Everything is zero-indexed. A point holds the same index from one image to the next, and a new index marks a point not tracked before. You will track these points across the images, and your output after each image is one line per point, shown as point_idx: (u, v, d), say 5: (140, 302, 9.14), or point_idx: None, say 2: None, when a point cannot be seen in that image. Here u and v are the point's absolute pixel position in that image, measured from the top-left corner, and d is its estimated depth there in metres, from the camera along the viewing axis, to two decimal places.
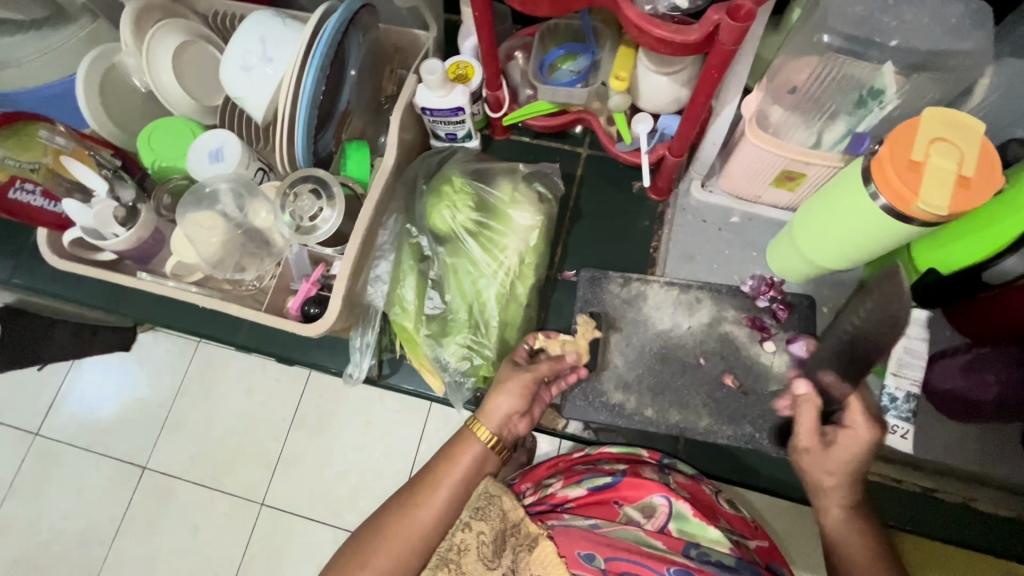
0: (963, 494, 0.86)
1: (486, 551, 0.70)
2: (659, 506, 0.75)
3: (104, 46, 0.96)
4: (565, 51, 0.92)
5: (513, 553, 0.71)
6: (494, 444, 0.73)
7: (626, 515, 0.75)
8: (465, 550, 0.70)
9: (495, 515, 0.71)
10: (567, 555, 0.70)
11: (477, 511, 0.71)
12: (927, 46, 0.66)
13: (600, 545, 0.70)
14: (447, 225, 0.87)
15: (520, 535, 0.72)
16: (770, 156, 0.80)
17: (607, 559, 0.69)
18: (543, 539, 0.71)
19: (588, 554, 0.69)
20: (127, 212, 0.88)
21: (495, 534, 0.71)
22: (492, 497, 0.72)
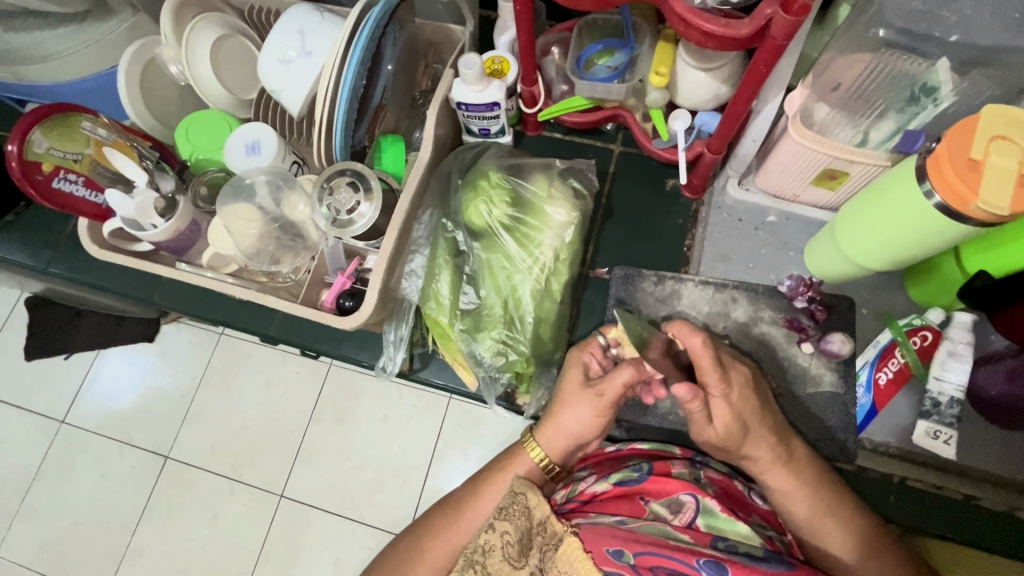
0: (1009, 502, 0.83)
1: (511, 552, 0.67)
2: (687, 502, 0.73)
3: (144, 39, 0.97)
4: (604, 46, 0.91)
5: (540, 552, 0.68)
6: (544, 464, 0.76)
7: (652, 511, 0.73)
8: (489, 551, 0.67)
9: (519, 514, 0.69)
10: (593, 551, 0.65)
11: (502, 510, 0.69)
12: (988, 41, 0.63)
13: (628, 540, 0.65)
14: (483, 220, 0.86)
15: (546, 534, 0.68)
16: (813, 154, 0.79)
17: (637, 554, 0.64)
18: (567, 537, 0.66)
19: (616, 550, 0.64)
20: (166, 203, 0.89)
21: (520, 533, 0.68)
22: (517, 495, 0.70)
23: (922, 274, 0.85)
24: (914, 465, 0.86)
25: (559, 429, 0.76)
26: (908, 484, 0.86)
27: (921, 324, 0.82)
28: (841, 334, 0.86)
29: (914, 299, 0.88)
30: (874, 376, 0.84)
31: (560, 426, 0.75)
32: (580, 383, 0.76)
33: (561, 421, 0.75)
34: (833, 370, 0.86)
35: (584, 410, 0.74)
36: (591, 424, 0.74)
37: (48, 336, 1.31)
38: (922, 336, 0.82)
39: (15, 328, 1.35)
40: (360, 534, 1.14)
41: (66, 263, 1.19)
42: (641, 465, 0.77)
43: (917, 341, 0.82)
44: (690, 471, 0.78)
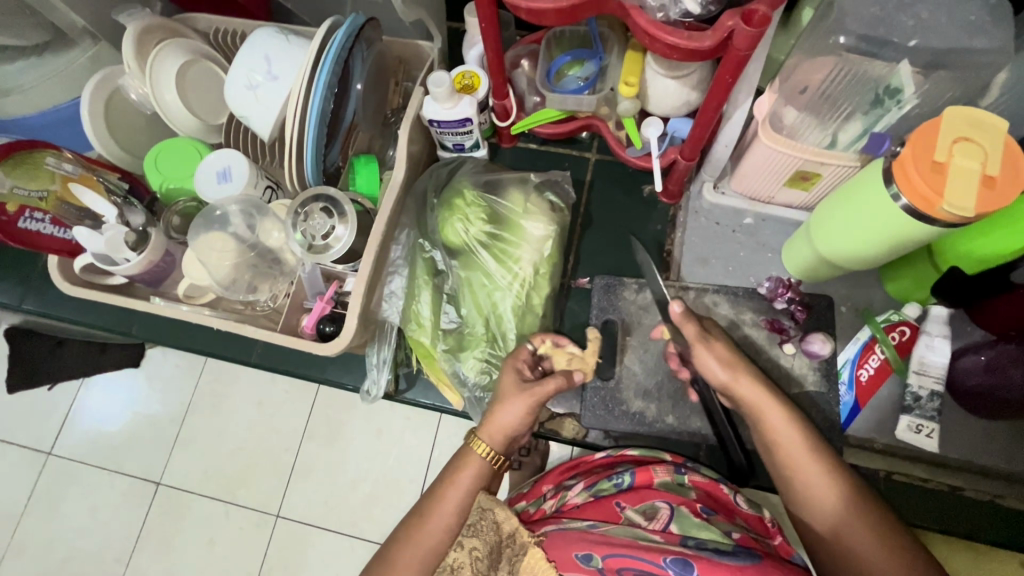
0: (991, 491, 0.84)
1: (482, 566, 0.68)
2: (661, 508, 0.72)
3: (106, 69, 0.94)
4: (573, 57, 0.92)
5: (509, 562, 0.67)
6: (491, 458, 0.72)
7: (628, 517, 0.71)
8: (458, 569, 0.68)
9: (488, 529, 0.69)
10: (558, 559, 0.65)
11: (470, 526, 0.69)
12: (945, 44, 0.65)
13: (597, 543, 0.65)
14: (460, 238, 0.86)
15: (515, 545, 0.67)
16: (784, 157, 0.79)
17: (605, 556, 0.64)
18: (531, 547, 0.65)
19: (585, 555, 0.64)
20: (137, 236, 0.88)
21: (489, 547, 0.68)
22: (484, 511, 0.69)
23: (899, 270, 0.86)
24: (897, 458, 0.87)
25: (497, 424, 0.72)
26: (893, 478, 0.87)
27: (899, 320, 0.83)
28: (822, 335, 0.86)
29: (891, 295, 0.89)
30: (855, 374, 0.85)
31: (498, 426, 0.73)
32: (514, 382, 0.75)
33: (498, 414, 0.72)
34: (815, 370, 0.87)
35: (516, 406, 0.72)
36: (525, 418, 0.73)
37: (30, 370, 1.29)
38: (900, 332, 0.83)
39: None
40: (358, 550, 1.14)
41: (41, 298, 1.17)
42: (622, 476, 0.77)
43: (896, 337, 0.83)
44: (673, 477, 0.77)
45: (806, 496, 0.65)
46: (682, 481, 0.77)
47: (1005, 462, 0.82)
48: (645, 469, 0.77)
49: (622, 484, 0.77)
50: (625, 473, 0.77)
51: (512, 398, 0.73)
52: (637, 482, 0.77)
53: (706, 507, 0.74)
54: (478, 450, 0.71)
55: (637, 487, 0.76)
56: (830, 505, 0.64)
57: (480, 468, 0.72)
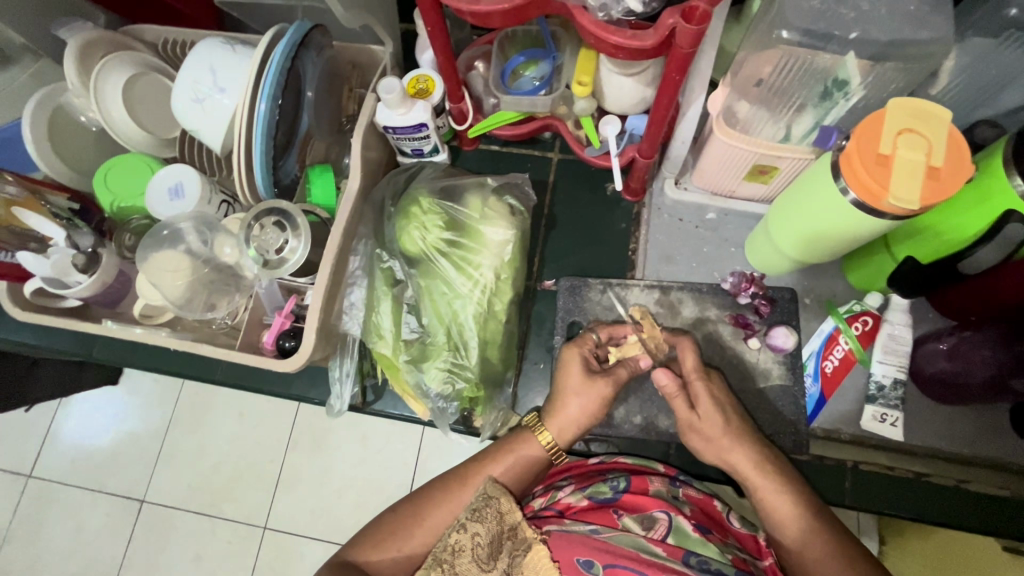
0: (956, 477, 0.84)
1: (481, 554, 0.65)
2: (659, 519, 0.71)
3: (48, 86, 0.92)
4: (527, 57, 0.90)
5: (508, 557, 0.66)
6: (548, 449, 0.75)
7: (625, 524, 0.70)
8: (459, 551, 0.66)
9: (491, 517, 0.68)
10: (561, 559, 0.64)
11: (474, 511, 0.68)
12: (888, 36, 0.64)
13: (598, 550, 0.65)
14: (417, 246, 0.85)
15: (517, 539, 0.67)
16: (740, 152, 0.79)
17: (606, 566, 0.63)
18: (536, 543, 0.66)
19: (586, 560, 0.64)
20: (87, 259, 0.85)
21: (491, 535, 0.67)
22: (490, 498, 0.69)
23: (859, 260, 0.86)
24: (866, 448, 0.86)
25: (567, 416, 0.76)
26: (861, 468, 0.86)
27: (861, 310, 0.83)
28: (786, 328, 0.87)
29: (852, 285, 0.89)
30: (820, 366, 0.85)
31: (567, 417, 0.76)
32: (582, 372, 0.77)
33: (566, 406, 0.76)
34: (780, 363, 0.88)
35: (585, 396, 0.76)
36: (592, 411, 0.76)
37: None
38: (863, 322, 0.83)
39: None
40: None
41: None
42: (618, 480, 0.77)
43: (858, 326, 0.83)
44: (668, 488, 0.77)
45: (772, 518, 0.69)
46: (676, 493, 0.77)
47: (966, 446, 0.84)
48: (641, 477, 0.77)
49: (618, 487, 0.76)
50: (621, 478, 0.77)
51: (579, 394, 0.76)
52: (633, 488, 0.76)
53: (701, 524, 0.71)
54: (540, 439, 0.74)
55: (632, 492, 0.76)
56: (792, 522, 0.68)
57: (535, 453, 0.75)
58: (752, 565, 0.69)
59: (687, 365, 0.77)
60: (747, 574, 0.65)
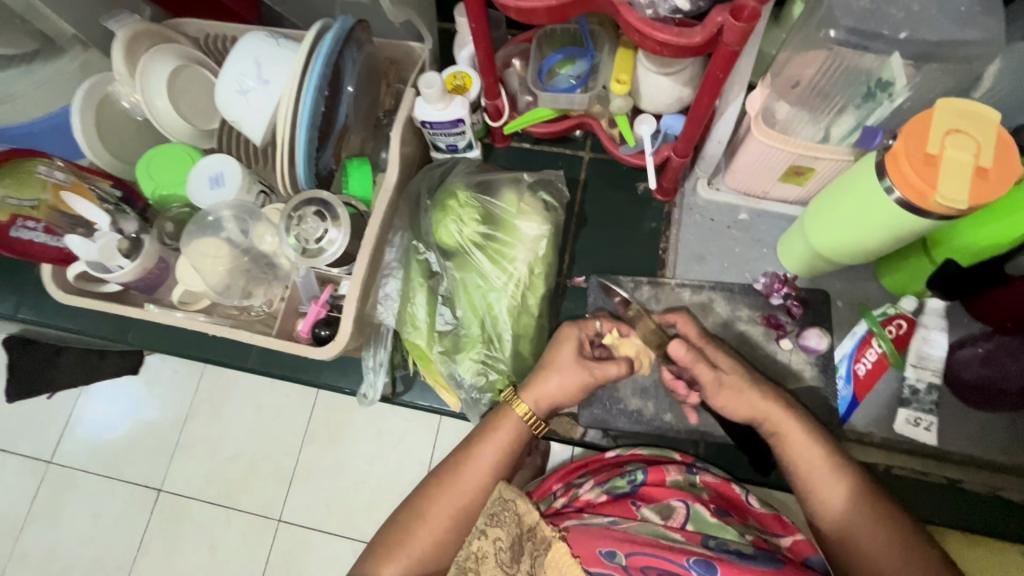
0: (991, 484, 0.84)
1: (504, 559, 0.67)
2: (677, 507, 0.73)
3: (96, 76, 0.94)
4: (564, 56, 0.91)
5: (530, 558, 0.67)
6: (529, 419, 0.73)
7: (644, 515, 0.72)
8: (482, 558, 0.67)
9: (511, 520, 0.68)
10: (582, 554, 0.65)
11: (492, 517, 0.68)
12: (936, 37, 0.64)
13: (621, 541, 0.65)
14: (454, 239, 0.86)
15: (536, 540, 0.68)
16: (776, 153, 0.80)
17: (628, 554, 0.64)
18: (556, 541, 0.66)
19: (608, 552, 0.64)
20: (130, 244, 0.87)
21: (512, 539, 0.67)
22: (507, 502, 0.68)
23: (894, 263, 0.86)
24: (900, 454, 0.85)
25: (543, 389, 0.73)
26: (893, 472, 0.85)
27: (896, 313, 0.83)
28: (818, 330, 0.87)
29: (887, 288, 0.89)
30: (852, 368, 0.85)
31: (545, 393, 0.73)
32: (574, 355, 0.74)
33: (544, 383, 0.73)
34: (812, 364, 0.88)
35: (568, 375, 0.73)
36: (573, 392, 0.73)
37: (26, 378, 1.29)
38: (897, 325, 0.83)
39: None
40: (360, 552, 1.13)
41: (36, 308, 1.17)
42: (636, 473, 0.77)
43: (893, 330, 0.83)
44: (685, 477, 0.77)
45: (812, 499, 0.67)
46: (693, 481, 0.77)
47: (1000, 453, 0.83)
48: (658, 468, 0.77)
49: (635, 481, 0.76)
50: (638, 470, 0.77)
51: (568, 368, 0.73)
52: (649, 480, 0.76)
53: (719, 507, 0.74)
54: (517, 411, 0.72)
55: (649, 485, 0.76)
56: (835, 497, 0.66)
57: (516, 431, 0.72)
58: (773, 543, 0.70)
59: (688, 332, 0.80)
60: (766, 551, 0.66)
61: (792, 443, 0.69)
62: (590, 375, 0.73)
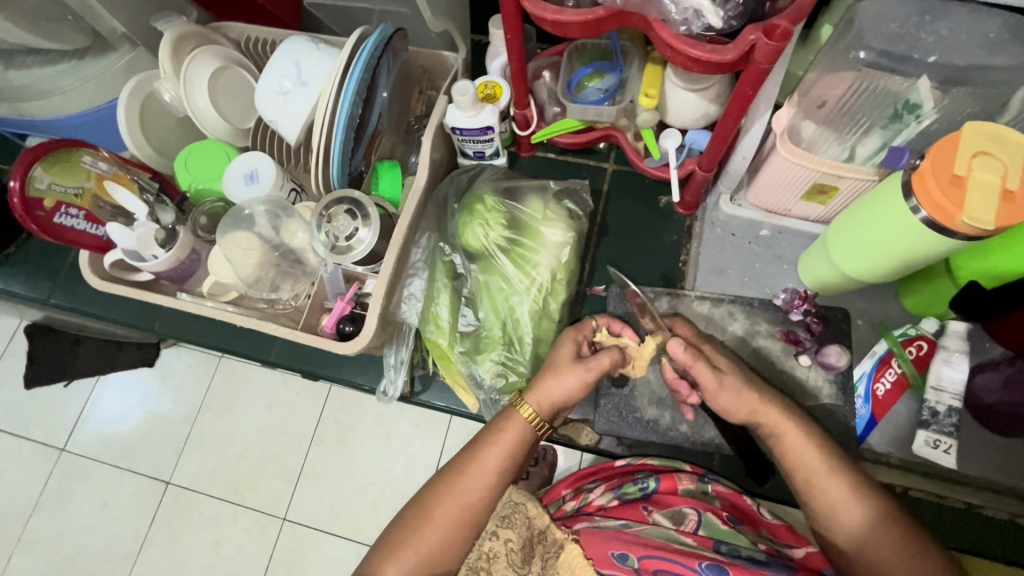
0: (1010, 511, 0.84)
1: (515, 559, 0.65)
2: (689, 514, 0.73)
3: (142, 73, 0.98)
4: (593, 69, 0.94)
5: (541, 560, 0.67)
6: (534, 423, 0.73)
7: (655, 520, 0.72)
8: (493, 558, 0.65)
9: (522, 523, 0.67)
10: (595, 556, 0.65)
11: (503, 518, 0.67)
12: (962, 61, 0.66)
13: (631, 543, 0.66)
14: (480, 242, 0.87)
15: (548, 542, 0.68)
16: (801, 170, 0.80)
17: (641, 557, 0.64)
18: (567, 544, 0.66)
19: (620, 554, 0.65)
20: (167, 234, 0.90)
21: (523, 541, 0.66)
22: (516, 504, 0.68)
23: (915, 284, 0.86)
24: (917, 476, 0.86)
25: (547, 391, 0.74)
26: (911, 494, 0.86)
27: (916, 334, 0.83)
28: (839, 347, 0.88)
29: (908, 310, 0.90)
30: (871, 388, 0.85)
31: (548, 396, 0.74)
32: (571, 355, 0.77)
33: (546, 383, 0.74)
34: (830, 382, 0.88)
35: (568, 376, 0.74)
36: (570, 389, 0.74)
37: (50, 363, 1.32)
38: (917, 346, 0.83)
39: (17, 357, 1.35)
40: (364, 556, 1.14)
41: (67, 294, 1.20)
42: (647, 480, 0.78)
43: (912, 351, 0.83)
44: (697, 485, 0.78)
45: (825, 512, 0.65)
46: (705, 489, 0.78)
47: (1021, 480, 0.82)
48: (669, 476, 0.78)
49: (647, 488, 0.78)
50: (650, 478, 0.78)
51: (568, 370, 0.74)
52: (662, 488, 0.78)
53: (732, 516, 0.75)
54: (523, 414, 0.72)
55: (662, 493, 0.78)
56: (849, 511, 0.64)
57: (523, 432, 0.72)
58: (785, 553, 0.71)
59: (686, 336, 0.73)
60: (778, 558, 0.67)
61: (804, 454, 0.68)
62: (588, 372, 0.74)
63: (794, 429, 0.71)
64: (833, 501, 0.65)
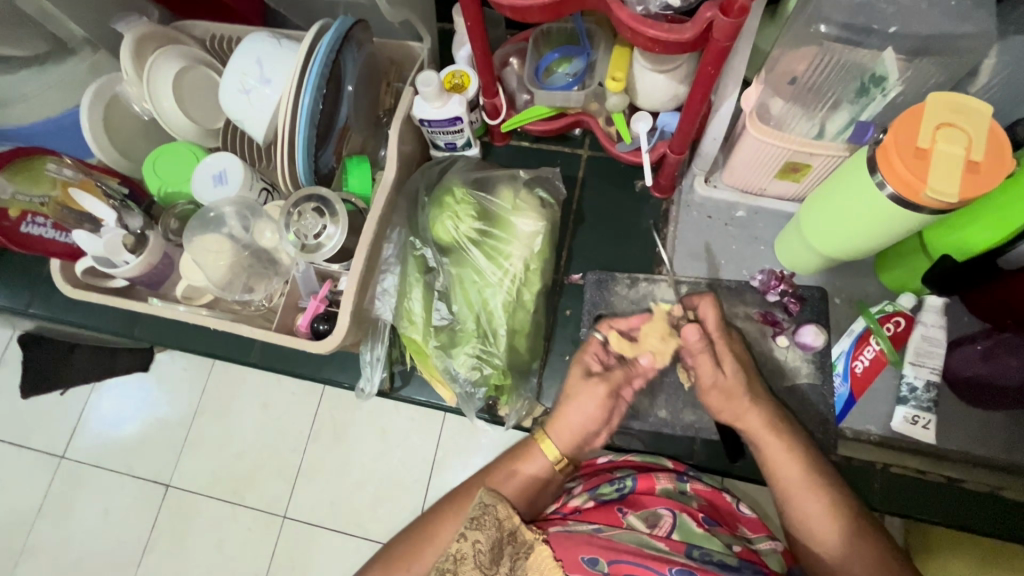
0: (991, 483, 0.84)
1: (483, 561, 0.64)
2: (664, 515, 0.72)
3: (105, 77, 0.97)
4: (562, 54, 0.92)
5: (511, 561, 0.66)
6: (558, 463, 0.74)
7: (629, 522, 0.71)
8: (461, 560, 0.64)
9: (491, 525, 0.66)
10: (564, 559, 0.64)
11: (472, 520, 0.66)
12: (928, 30, 0.65)
13: (603, 548, 0.65)
14: (450, 235, 0.87)
15: (518, 543, 0.67)
16: (771, 149, 0.80)
17: (611, 562, 0.64)
18: (537, 544, 0.65)
19: (591, 558, 0.64)
20: (136, 240, 0.89)
21: (491, 542, 0.65)
22: (486, 506, 0.67)
23: (893, 261, 0.86)
24: (896, 451, 0.85)
25: (567, 420, 0.74)
26: (890, 471, 0.86)
27: (894, 311, 0.82)
28: (815, 326, 0.87)
29: (884, 285, 0.89)
30: (850, 365, 0.85)
31: (568, 423, 0.74)
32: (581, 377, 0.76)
33: (566, 413, 0.74)
34: (808, 362, 0.87)
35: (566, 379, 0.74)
36: (596, 415, 0.73)
37: (39, 374, 1.32)
38: (895, 323, 0.82)
39: (7, 367, 1.35)
40: (364, 551, 1.14)
41: (48, 303, 1.19)
42: (624, 481, 0.77)
43: (891, 327, 0.82)
44: (674, 485, 0.78)
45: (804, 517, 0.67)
46: (683, 488, 0.78)
47: (999, 452, 0.82)
48: (647, 475, 0.78)
49: (625, 488, 0.77)
50: (627, 478, 0.78)
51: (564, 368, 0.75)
52: (639, 488, 0.77)
53: (709, 517, 0.73)
54: (547, 453, 0.73)
55: (638, 493, 0.77)
56: (835, 545, 0.65)
57: (541, 466, 0.74)
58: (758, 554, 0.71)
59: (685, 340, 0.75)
60: (749, 563, 0.66)
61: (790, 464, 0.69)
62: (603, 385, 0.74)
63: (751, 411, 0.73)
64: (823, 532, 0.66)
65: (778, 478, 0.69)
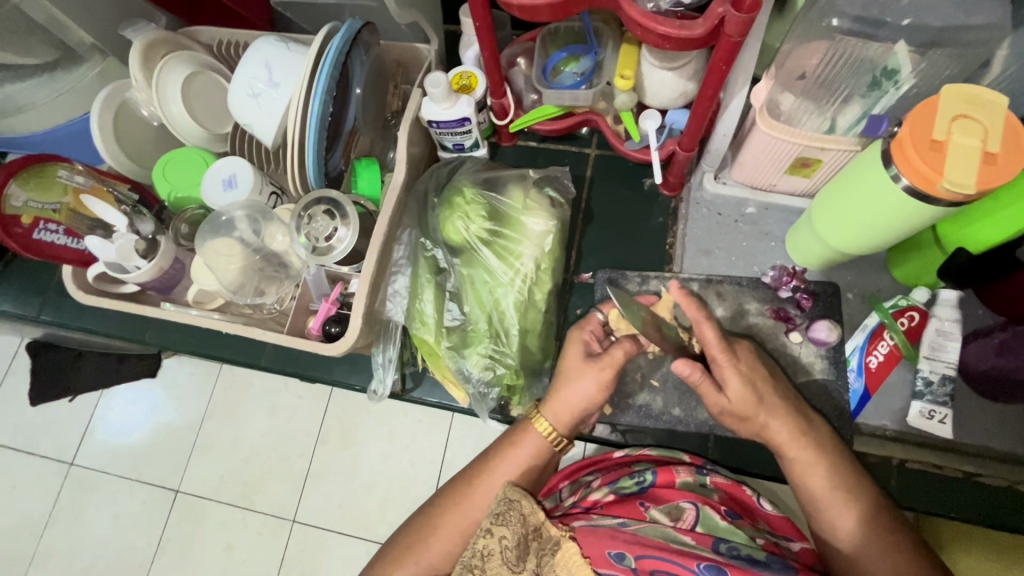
0: (1008, 478, 0.83)
1: (510, 557, 0.65)
2: (687, 509, 0.72)
3: (114, 83, 0.97)
4: (568, 53, 0.91)
5: (537, 557, 0.66)
6: (551, 437, 0.73)
7: (652, 517, 0.71)
8: (487, 556, 0.65)
9: (516, 520, 0.66)
10: (592, 555, 0.64)
11: (497, 515, 0.66)
12: (941, 23, 0.64)
13: (629, 543, 0.65)
14: (461, 236, 0.87)
15: (543, 540, 0.67)
16: (783, 145, 0.79)
17: (638, 557, 0.63)
18: (565, 540, 0.65)
19: (618, 553, 0.64)
20: (147, 244, 0.89)
21: (517, 538, 0.66)
22: (512, 501, 0.67)
23: (906, 255, 0.85)
24: (912, 447, 0.85)
25: (563, 402, 0.74)
26: (907, 465, 0.86)
27: (908, 305, 0.82)
28: (828, 322, 0.87)
29: (898, 280, 0.89)
30: (864, 361, 0.84)
31: (564, 403, 0.74)
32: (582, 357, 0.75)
33: (575, 403, 0.73)
34: (822, 357, 0.87)
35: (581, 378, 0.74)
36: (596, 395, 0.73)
37: (50, 380, 1.32)
38: (909, 317, 0.82)
39: (16, 374, 1.35)
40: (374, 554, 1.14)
41: (57, 310, 1.20)
42: (644, 474, 0.77)
43: (905, 322, 0.82)
44: (694, 478, 0.76)
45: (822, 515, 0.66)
46: (704, 482, 0.77)
47: (1017, 446, 0.81)
48: (667, 469, 0.77)
49: (643, 483, 0.76)
50: (647, 472, 0.77)
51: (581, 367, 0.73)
52: (659, 482, 0.76)
53: (730, 510, 0.73)
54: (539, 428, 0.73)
55: (659, 486, 0.76)
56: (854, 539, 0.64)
57: (539, 446, 0.73)
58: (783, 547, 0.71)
59: (707, 338, 0.69)
60: (777, 557, 0.65)
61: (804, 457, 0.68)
62: (602, 371, 0.73)
63: (776, 414, 0.69)
64: (838, 522, 0.65)
65: (798, 476, 0.67)
